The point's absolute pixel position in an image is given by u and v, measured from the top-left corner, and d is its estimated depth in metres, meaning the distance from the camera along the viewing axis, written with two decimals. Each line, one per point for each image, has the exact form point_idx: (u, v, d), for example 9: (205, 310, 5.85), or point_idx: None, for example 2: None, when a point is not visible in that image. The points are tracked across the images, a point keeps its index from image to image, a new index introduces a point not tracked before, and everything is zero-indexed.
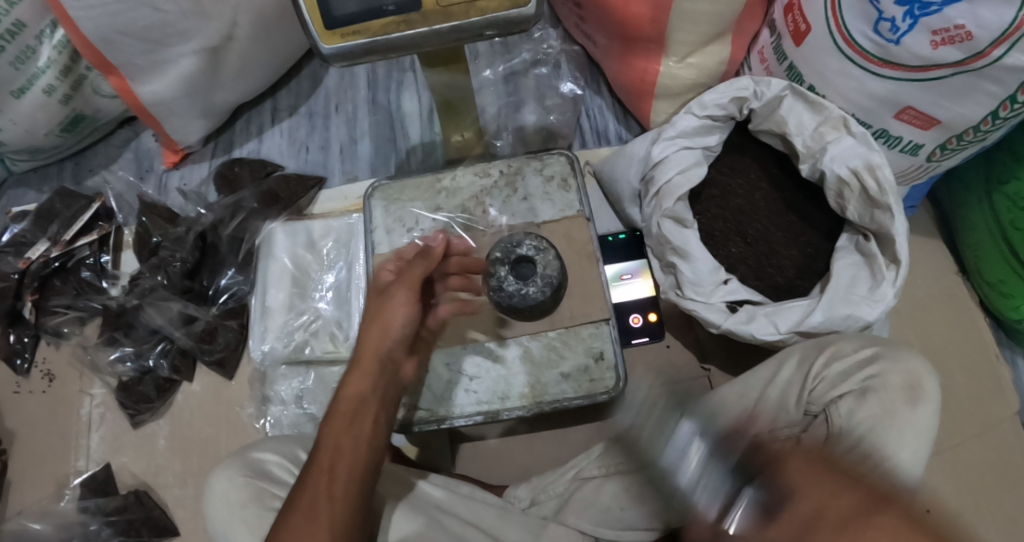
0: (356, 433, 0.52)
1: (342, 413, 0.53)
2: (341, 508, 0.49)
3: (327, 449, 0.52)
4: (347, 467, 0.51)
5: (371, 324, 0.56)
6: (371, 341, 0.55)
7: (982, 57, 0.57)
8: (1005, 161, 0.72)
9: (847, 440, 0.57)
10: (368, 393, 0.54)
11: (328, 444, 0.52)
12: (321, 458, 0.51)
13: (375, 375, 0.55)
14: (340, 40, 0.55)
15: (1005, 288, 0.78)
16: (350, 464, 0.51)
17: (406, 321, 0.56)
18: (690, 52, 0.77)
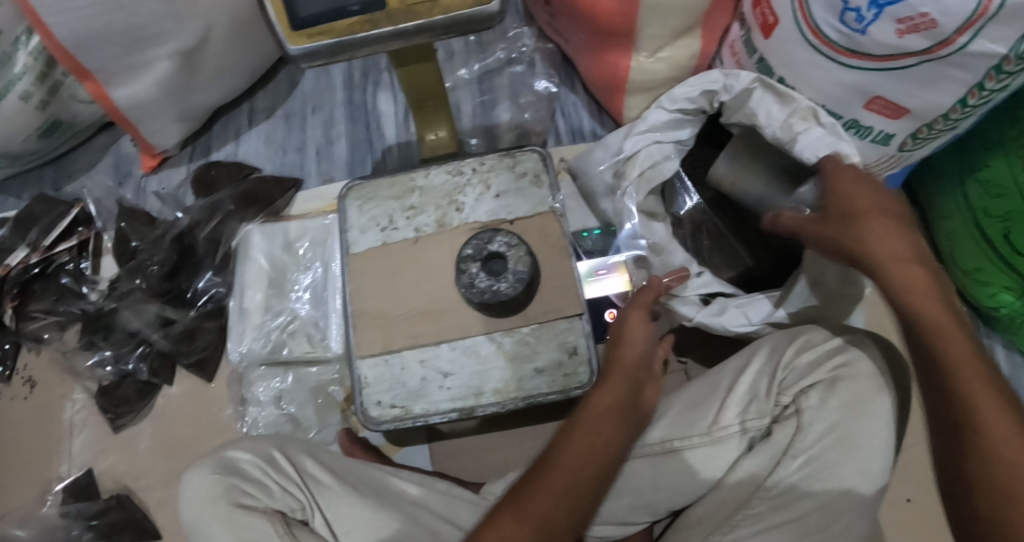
0: (595, 453, 0.54)
1: (585, 425, 0.56)
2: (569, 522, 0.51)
3: (559, 467, 0.53)
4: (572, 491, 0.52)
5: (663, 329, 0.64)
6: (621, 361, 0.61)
7: (948, 44, 0.57)
8: (979, 149, 0.72)
9: (819, 430, 0.57)
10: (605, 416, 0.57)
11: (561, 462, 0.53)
12: (551, 478, 0.52)
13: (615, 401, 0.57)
14: (307, 41, 0.54)
15: (984, 275, 0.77)
16: (583, 500, 0.52)
17: (643, 347, 0.63)
18: (661, 46, 0.78)
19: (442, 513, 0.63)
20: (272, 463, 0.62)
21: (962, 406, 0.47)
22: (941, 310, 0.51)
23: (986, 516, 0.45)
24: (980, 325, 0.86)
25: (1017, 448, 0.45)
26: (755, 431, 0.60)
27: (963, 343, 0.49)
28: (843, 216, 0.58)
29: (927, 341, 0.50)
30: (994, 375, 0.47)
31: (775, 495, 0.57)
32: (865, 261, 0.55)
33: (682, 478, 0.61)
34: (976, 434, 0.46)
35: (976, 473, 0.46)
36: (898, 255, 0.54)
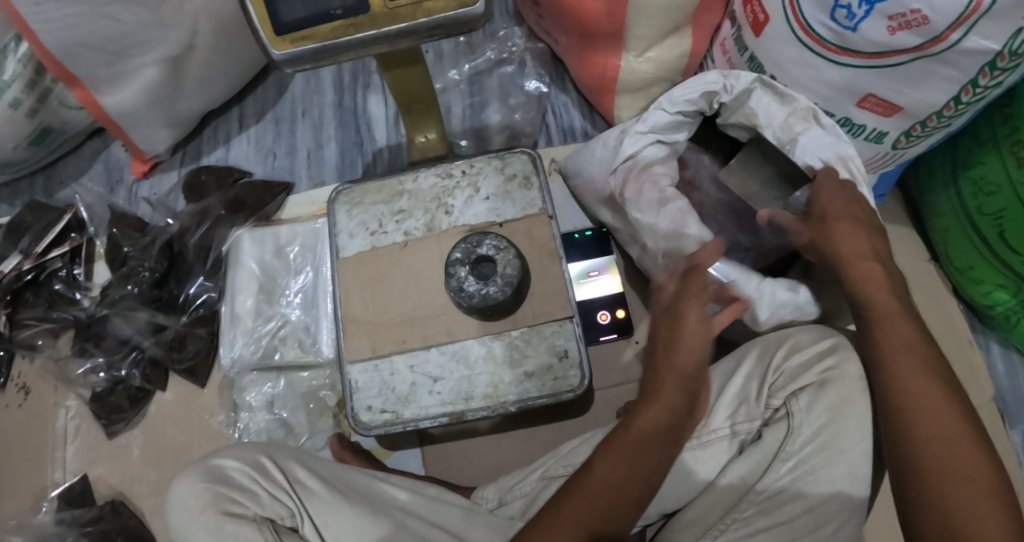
0: (637, 466, 0.55)
1: (631, 441, 0.56)
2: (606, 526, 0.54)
3: (602, 479, 0.55)
4: (611, 502, 0.54)
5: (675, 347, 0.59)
6: (674, 366, 0.58)
7: (940, 42, 0.56)
8: (971, 146, 0.71)
9: (809, 433, 0.56)
10: (649, 435, 0.56)
11: (595, 477, 0.55)
12: (591, 483, 0.55)
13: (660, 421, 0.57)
14: (291, 46, 0.53)
15: (976, 274, 0.77)
16: (622, 509, 0.55)
17: (701, 350, 0.59)
18: (649, 46, 0.77)
19: (431, 519, 0.63)
20: (261, 471, 0.61)
21: (898, 384, 0.54)
22: (886, 302, 0.59)
23: (923, 482, 0.51)
24: (975, 323, 0.85)
25: (940, 417, 0.52)
26: (744, 434, 0.59)
27: (903, 330, 0.57)
28: (815, 217, 0.65)
29: (874, 327, 0.58)
30: (929, 358, 0.55)
31: (766, 499, 0.56)
32: (827, 256, 0.63)
33: (672, 483, 0.60)
34: (908, 407, 0.53)
35: (913, 443, 0.52)
36: (858, 254, 0.62)
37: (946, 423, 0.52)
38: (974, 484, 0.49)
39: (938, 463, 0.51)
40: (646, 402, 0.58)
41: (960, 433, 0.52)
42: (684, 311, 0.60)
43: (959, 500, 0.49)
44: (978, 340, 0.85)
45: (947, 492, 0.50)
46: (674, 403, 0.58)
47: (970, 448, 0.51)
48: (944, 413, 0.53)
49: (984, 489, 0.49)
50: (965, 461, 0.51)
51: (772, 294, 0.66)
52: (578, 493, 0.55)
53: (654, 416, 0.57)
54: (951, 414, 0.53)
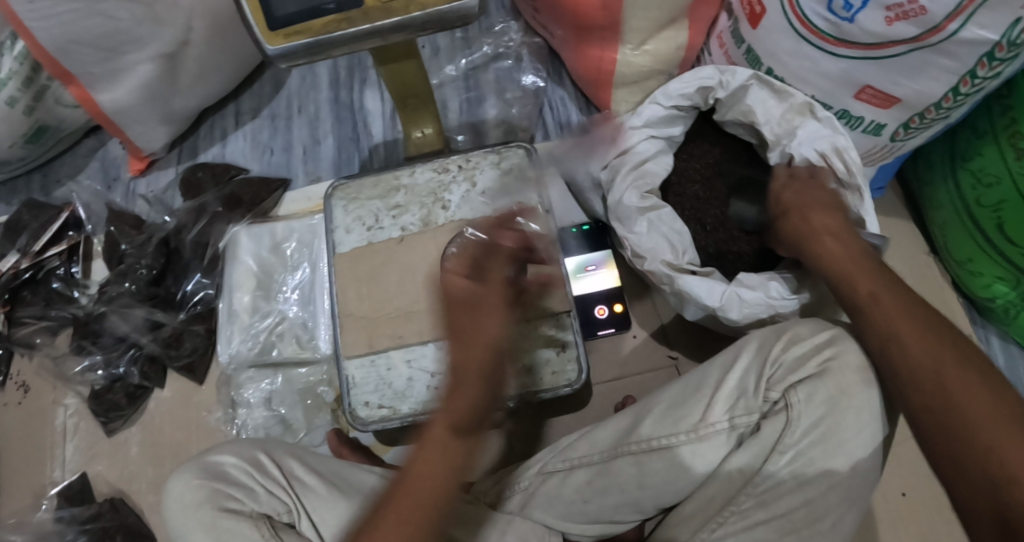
0: (450, 461, 0.48)
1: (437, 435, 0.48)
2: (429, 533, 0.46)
3: (414, 473, 0.48)
4: (432, 495, 0.47)
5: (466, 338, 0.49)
6: (469, 355, 0.48)
7: (937, 32, 0.56)
8: (969, 138, 0.71)
9: (806, 425, 0.55)
10: (451, 432, 0.48)
11: (411, 482, 0.47)
12: (409, 482, 0.47)
13: (475, 400, 0.48)
14: (284, 40, 0.53)
15: (975, 267, 0.77)
16: (438, 497, 0.47)
17: (502, 326, 0.49)
18: (646, 38, 0.77)
19: None
20: (258, 467, 0.61)
21: (892, 351, 0.53)
22: (864, 272, 0.58)
23: (950, 445, 0.48)
24: (975, 316, 0.84)
25: (942, 374, 0.50)
26: (743, 427, 0.58)
27: (886, 295, 0.55)
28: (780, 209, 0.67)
29: (857, 300, 0.57)
30: (920, 316, 0.53)
31: (763, 491, 0.56)
32: (795, 242, 0.64)
33: (669, 478, 0.60)
34: (907, 374, 0.51)
35: (925, 408, 0.50)
36: (826, 233, 0.62)
37: (946, 381, 0.49)
38: (994, 436, 0.46)
39: (957, 423, 0.48)
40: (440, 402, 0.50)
41: (968, 387, 0.49)
42: (484, 298, 0.50)
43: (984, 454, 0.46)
44: (977, 333, 0.83)
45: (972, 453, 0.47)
46: (475, 396, 0.48)
47: (982, 399, 0.48)
48: (943, 368, 0.50)
49: (993, 415, 0.47)
50: (976, 411, 0.48)
51: (738, 298, 0.66)
52: (398, 498, 0.47)
53: (454, 407, 0.48)
54: (940, 347, 0.51)
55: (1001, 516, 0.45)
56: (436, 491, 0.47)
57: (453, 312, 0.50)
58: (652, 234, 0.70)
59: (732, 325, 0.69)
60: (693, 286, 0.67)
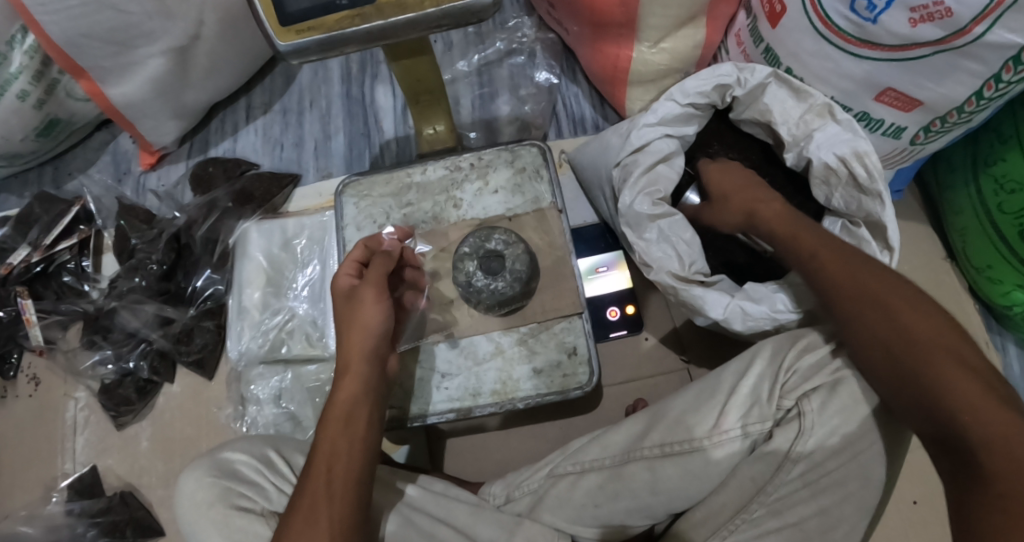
0: (351, 435, 0.56)
1: (337, 413, 0.57)
2: (340, 506, 0.52)
3: (324, 452, 0.55)
4: (343, 465, 0.54)
5: (351, 330, 0.59)
6: (357, 344, 0.59)
7: (963, 35, 0.54)
8: (992, 143, 0.69)
9: (821, 434, 0.54)
10: (345, 413, 0.57)
11: (319, 462, 0.54)
12: (319, 463, 0.54)
13: (364, 377, 0.59)
14: (296, 37, 0.52)
15: (995, 274, 0.75)
16: (345, 465, 0.54)
17: (381, 319, 0.60)
18: (663, 36, 0.75)
19: (433, 513, 0.63)
20: (268, 465, 0.62)
21: (837, 313, 0.56)
22: (807, 235, 0.61)
23: (904, 382, 0.50)
24: (992, 323, 0.83)
25: (881, 328, 0.52)
26: (756, 435, 0.57)
27: (826, 258, 0.58)
28: (716, 197, 0.71)
29: (805, 263, 0.60)
30: (857, 275, 0.56)
31: (777, 500, 0.55)
32: (738, 217, 0.69)
33: (682, 483, 0.58)
34: (853, 333, 0.54)
35: (874, 346, 0.52)
36: (766, 207, 0.66)
37: (888, 334, 0.52)
38: (933, 382, 0.49)
39: (902, 372, 0.50)
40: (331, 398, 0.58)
41: (905, 335, 0.51)
42: (361, 296, 0.60)
43: (930, 396, 0.49)
44: (994, 340, 0.82)
45: (916, 392, 0.49)
46: (366, 375, 0.59)
47: (921, 345, 0.50)
48: (882, 322, 0.52)
49: (941, 344, 0.50)
50: (929, 341, 0.50)
51: (742, 311, 0.65)
52: (309, 479, 0.53)
53: (349, 389, 0.58)
54: (889, 287, 0.54)
55: (956, 454, 0.47)
56: (346, 461, 0.55)
57: (339, 313, 0.61)
58: (660, 243, 0.70)
59: (736, 334, 0.68)
60: (700, 300, 0.66)
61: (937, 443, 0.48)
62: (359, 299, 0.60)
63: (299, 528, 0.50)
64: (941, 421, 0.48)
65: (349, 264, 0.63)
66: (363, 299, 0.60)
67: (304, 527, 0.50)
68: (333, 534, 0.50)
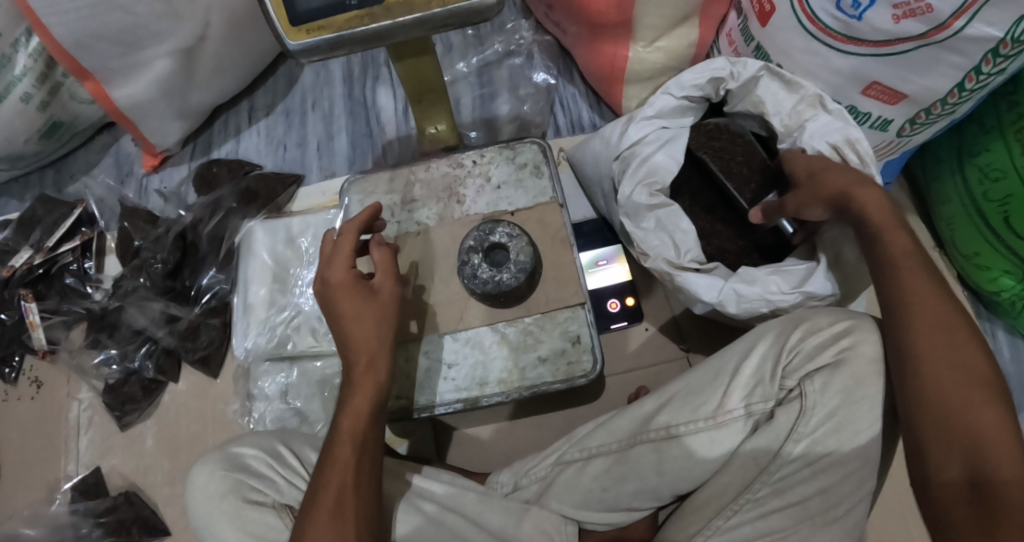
0: (373, 423, 0.57)
1: (363, 408, 0.57)
2: (364, 497, 0.53)
3: (349, 442, 0.55)
4: (369, 456, 0.55)
5: (362, 322, 0.58)
6: (371, 334, 0.58)
7: (943, 29, 0.57)
8: (975, 134, 0.72)
9: (821, 414, 0.56)
10: (373, 408, 0.57)
11: (345, 454, 0.54)
12: (342, 454, 0.54)
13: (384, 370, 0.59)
14: (307, 35, 0.53)
15: (983, 261, 0.78)
16: (369, 458, 0.55)
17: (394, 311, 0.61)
18: (657, 36, 0.78)
19: (442, 502, 0.64)
20: (278, 458, 0.62)
21: (911, 322, 0.54)
22: (901, 239, 0.58)
23: (947, 403, 0.51)
24: (981, 310, 0.86)
25: (955, 353, 0.52)
26: (759, 414, 0.59)
27: (909, 266, 0.56)
28: (804, 180, 0.67)
29: (883, 266, 0.58)
30: (941, 295, 0.55)
31: (778, 480, 0.57)
32: (831, 196, 0.64)
33: (687, 466, 0.60)
34: (927, 347, 0.52)
35: (930, 358, 0.52)
36: (859, 191, 0.62)
37: (959, 363, 0.52)
38: (984, 419, 0.50)
39: (959, 400, 0.51)
40: (352, 385, 0.58)
41: (978, 372, 0.52)
42: (380, 292, 0.61)
43: (977, 432, 0.50)
44: (982, 326, 0.85)
45: (954, 415, 0.50)
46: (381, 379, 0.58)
47: (991, 387, 0.51)
48: (959, 350, 0.52)
49: (984, 383, 0.51)
50: (976, 377, 0.51)
51: (736, 294, 0.67)
52: (333, 468, 0.54)
53: (374, 383, 0.58)
54: (950, 310, 0.54)
55: (977, 489, 0.49)
56: (365, 455, 0.55)
57: (339, 308, 0.59)
58: (657, 232, 0.72)
59: (734, 318, 0.70)
60: (694, 288, 0.68)
61: (961, 473, 0.50)
62: (379, 296, 0.60)
63: (324, 520, 0.51)
64: (975, 455, 0.49)
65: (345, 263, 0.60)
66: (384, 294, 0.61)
67: (331, 521, 0.51)
68: (358, 530, 0.52)
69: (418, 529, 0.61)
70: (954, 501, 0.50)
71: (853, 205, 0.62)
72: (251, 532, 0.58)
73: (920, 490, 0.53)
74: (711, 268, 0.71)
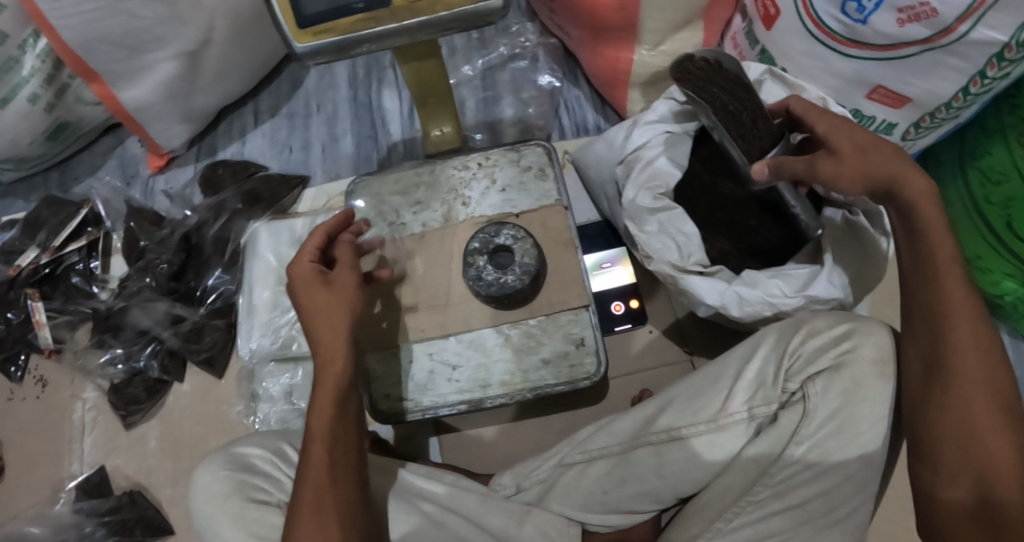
0: (343, 415, 0.57)
1: (327, 403, 0.56)
2: (341, 492, 0.53)
3: (319, 438, 0.55)
4: (341, 449, 0.55)
5: (324, 317, 0.59)
6: (334, 326, 0.58)
7: (948, 33, 0.57)
8: (978, 137, 0.73)
9: (823, 416, 0.56)
10: (336, 401, 0.57)
11: (317, 451, 0.54)
12: (314, 450, 0.54)
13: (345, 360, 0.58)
14: (313, 38, 0.54)
15: (986, 265, 0.77)
16: (343, 452, 0.55)
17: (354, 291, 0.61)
18: (662, 39, 0.78)
19: (444, 503, 0.64)
20: (283, 457, 0.63)
21: (947, 336, 0.52)
22: (947, 242, 0.54)
23: (970, 422, 0.50)
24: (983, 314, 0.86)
25: (988, 373, 0.51)
26: (761, 417, 0.59)
27: (949, 274, 0.53)
28: (848, 151, 0.60)
29: (924, 271, 0.54)
30: (976, 309, 0.52)
31: (779, 482, 0.57)
32: (879, 179, 0.57)
33: (688, 469, 0.60)
34: (959, 364, 0.51)
35: (960, 376, 0.51)
36: (912, 179, 0.56)
37: (986, 384, 0.51)
38: (999, 440, 0.50)
39: (983, 422, 0.50)
40: (315, 380, 0.58)
41: (1004, 393, 0.51)
42: (336, 283, 0.60)
43: (992, 455, 0.49)
44: None
45: (971, 434, 0.50)
46: (345, 373, 0.58)
47: (1012, 410, 0.51)
48: (989, 371, 0.51)
49: (1006, 407, 0.51)
50: (1000, 400, 0.51)
51: (738, 297, 0.67)
52: (307, 468, 0.54)
53: (334, 374, 0.57)
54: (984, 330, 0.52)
55: (985, 510, 0.49)
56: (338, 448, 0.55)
57: (304, 302, 0.60)
58: (661, 235, 0.71)
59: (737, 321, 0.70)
60: (698, 290, 0.68)
61: (970, 493, 0.50)
62: (337, 283, 0.60)
63: (306, 517, 0.52)
64: (988, 477, 0.49)
65: (310, 254, 0.62)
66: (341, 283, 0.60)
67: (313, 517, 0.52)
68: (340, 524, 0.52)
69: (419, 529, 0.61)
70: (957, 518, 0.50)
71: (903, 195, 0.56)
72: (252, 533, 0.58)
73: (922, 505, 0.53)
74: (716, 271, 0.71)
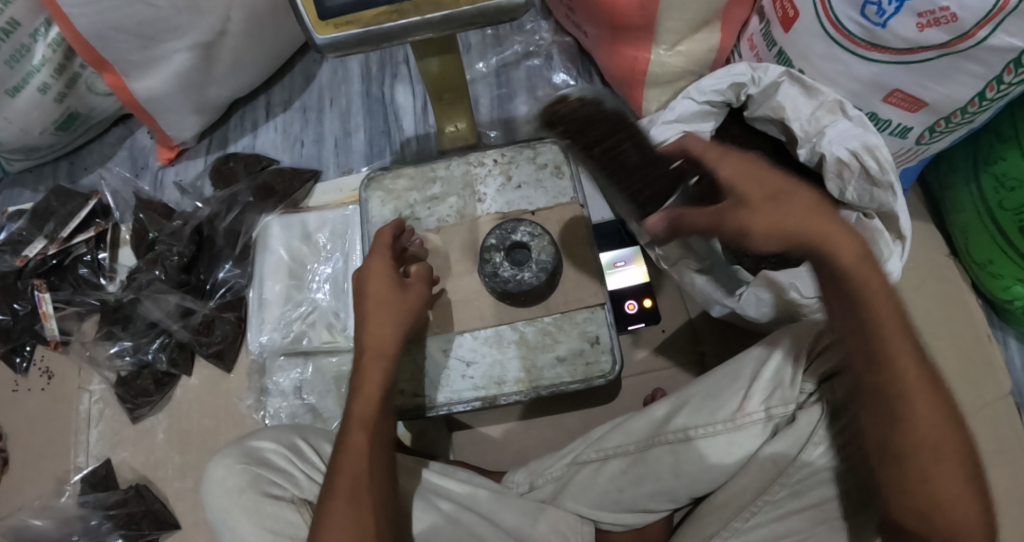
0: (380, 408, 0.58)
1: (376, 394, 0.58)
2: (377, 483, 0.54)
3: (358, 428, 0.56)
4: (377, 442, 0.56)
5: (385, 309, 0.61)
6: (384, 321, 0.60)
7: (967, 38, 0.57)
8: (992, 143, 0.73)
9: (841, 417, 0.55)
10: (379, 394, 0.59)
11: (358, 440, 0.56)
12: (354, 439, 0.56)
13: (388, 356, 0.60)
14: (334, 30, 0.53)
15: (996, 269, 0.78)
16: (381, 441, 0.57)
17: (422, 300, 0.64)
18: (680, 39, 0.79)
19: (460, 501, 0.63)
20: (297, 453, 0.63)
21: (894, 398, 0.49)
22: (883, 294, 0.49)
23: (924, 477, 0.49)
24: (993, 318, 0.87)
25: (937, 429, 0.48)
26: (779, 418, 0.59)
27: (890, 331, 0.49)
28: (756, 201, 0.49)
29: (863, 328, 0.50)
30: (920, 363, 0.49)
31: (796, 482, 0.57)
32: (787, 237, 0.48)
33: (705, 471, 0.60)
34: (909, 423, 0.49)
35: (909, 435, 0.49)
36: (843, 243, 0.49)
37: (939, 440, 0.48)
38: (964, 510, 0.48)
39: (935, 476, 0.48)
40: (359, 372, 0.60)
41: (965, 462, 0.49)
42: (408, 289, 0.63)
43: (946, 510, 0.48)
44: (995, 334, 0.86)
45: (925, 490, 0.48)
46: (387, 368, 0.60)
47: (966, 459, 0.49)
48: (941, 426, 0.48)
49: (957, 458, 0.49)
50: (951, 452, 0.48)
51: (756, 299, 0.68)
52: (348, 455, 0.54)
53: (381, 367, 0.59)
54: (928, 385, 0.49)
55: None
56: (376, 442, 0.56)
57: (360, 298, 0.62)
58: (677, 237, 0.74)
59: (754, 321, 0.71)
60: (708, 292, 0.71)
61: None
62: (409, 291, 0.63)
63: (341, 505, 0.52)
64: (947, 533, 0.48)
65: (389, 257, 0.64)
66: (412, 292, 0.64)
67: (348, 505, 0.52)
68: (375, 514, 0.52)
69: (434, 527, 0.60)
70: None
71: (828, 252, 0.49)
72: (267, 528, 0.57)
73: None
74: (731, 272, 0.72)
